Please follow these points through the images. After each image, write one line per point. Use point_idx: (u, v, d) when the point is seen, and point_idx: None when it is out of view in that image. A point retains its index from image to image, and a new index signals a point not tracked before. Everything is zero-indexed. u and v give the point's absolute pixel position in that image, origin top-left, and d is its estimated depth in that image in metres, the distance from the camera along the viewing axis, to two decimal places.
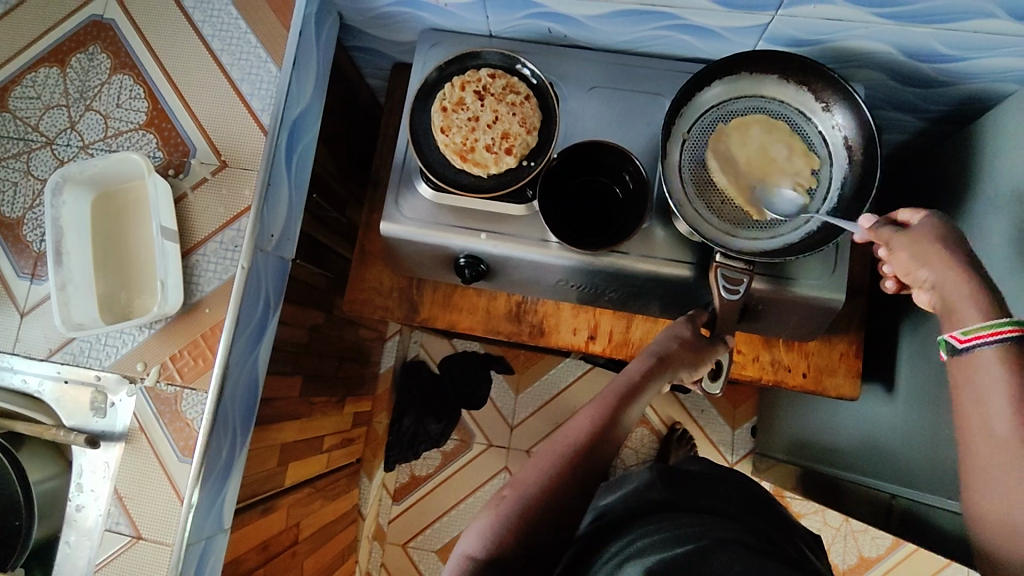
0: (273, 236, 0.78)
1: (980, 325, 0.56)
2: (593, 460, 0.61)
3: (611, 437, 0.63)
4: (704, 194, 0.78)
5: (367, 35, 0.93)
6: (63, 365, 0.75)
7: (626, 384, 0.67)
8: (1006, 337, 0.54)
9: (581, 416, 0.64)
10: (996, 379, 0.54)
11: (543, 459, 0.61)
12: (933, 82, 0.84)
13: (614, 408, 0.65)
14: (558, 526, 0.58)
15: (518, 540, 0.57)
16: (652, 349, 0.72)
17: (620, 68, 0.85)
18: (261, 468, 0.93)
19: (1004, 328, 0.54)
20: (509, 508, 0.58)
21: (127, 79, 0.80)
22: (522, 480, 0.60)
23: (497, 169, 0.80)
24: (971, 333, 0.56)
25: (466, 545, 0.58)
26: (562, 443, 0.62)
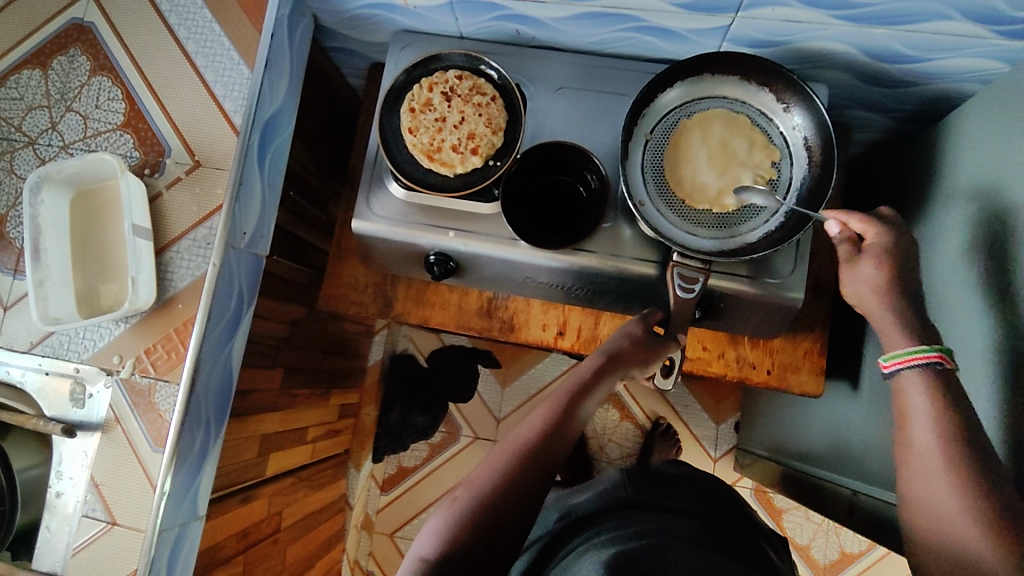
0: (246, 233, 0.81)
1: (904, 351, 0.64)
2: (543, 459, 0.64)
3: (562, 436, 0.66)
4: (665, 194, 0.79)
5: (343, 36, 0.95)
6: (44, 358, 0.79)
7: (577, 383, 0.70)
8: (927, 361, 0.63)
9: (532, 417, 0.67)
10: (921, 398, 0.62)
11: (494, 460, 0.64)
12: (898, 83, 0.84)
13: (565, 407, 0.67)
14: (509, 525, 0.60)
15: (469, 539, 0.59)
16: (604, 348, 0.74)
17: (588, 69, 0.86)
18: (241, 458, 0.96)
19: (926, 354, 0.63)
20: (462, 509, 0.61)
21: (105, 81, 0.83)
22: (475, 481, 0.63)
23: (463, 169, 0.81)
24: (897, 358, 0.65)
25: (420, 548, 0.60)
26: (513, 444, 0.65)
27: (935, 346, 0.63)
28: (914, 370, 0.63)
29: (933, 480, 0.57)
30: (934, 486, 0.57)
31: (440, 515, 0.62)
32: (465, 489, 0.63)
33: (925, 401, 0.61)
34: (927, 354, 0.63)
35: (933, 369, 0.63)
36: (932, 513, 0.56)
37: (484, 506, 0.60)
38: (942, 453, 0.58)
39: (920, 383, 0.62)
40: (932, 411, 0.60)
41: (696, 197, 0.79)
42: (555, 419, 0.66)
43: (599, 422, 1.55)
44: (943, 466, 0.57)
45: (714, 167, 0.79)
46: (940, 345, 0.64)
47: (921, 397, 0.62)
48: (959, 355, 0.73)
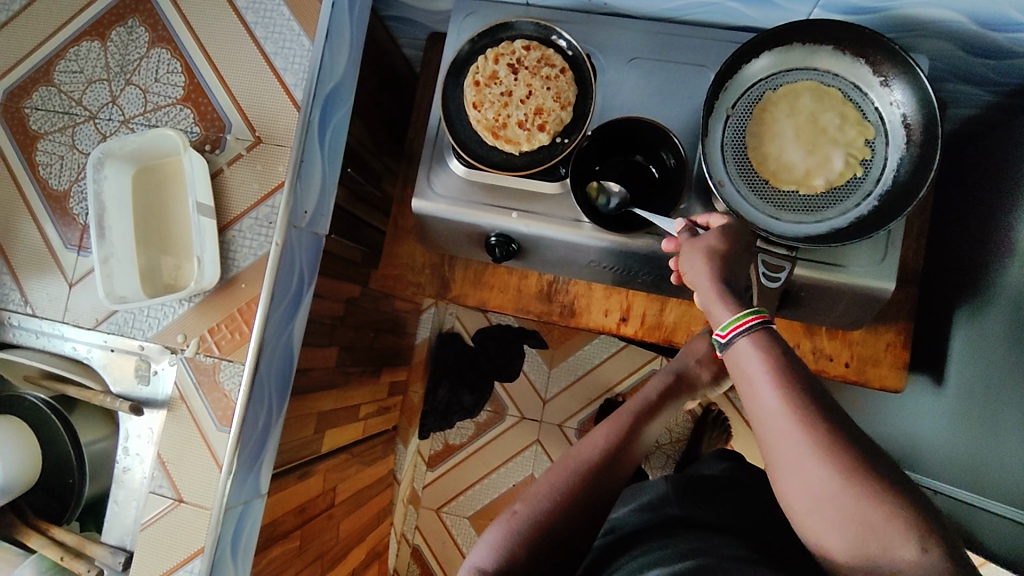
0: (307, 212, 0.79)
1: (732, 318, 0.57)
2: (609, 479, 0.65)
3: (627, 455, 0.67)
4: (746, 174, 0.74)
5: (402, 4, 0.91)
6: (109, 334, 0.79)
7: (645, 403, 0.72)
8: (754, 324, 0.55)
9: (597, 433, 0.68)
10: (755, 363, 0.53)
11: (556, 475, 0.64)
12: (1010, 53, 0.76)
13: (632, 428, 0.69)
14: (568, 544, 0.61)
15: (527, 555, 0.60)
16: (673, 366, 0.77)
17: (664, 38, 0.81)
18: (299, 436, 0.97)
19: (750, 317, 0.55)
20: (521, 524, 0.61)
21: (164, 54, 0.81)
22: (536, 495, 0.63)
23: (529, 147, 0.78)
24: (730, 327, 0.56)
25: (477, 558, 0.61)
26: (577, 458, 0.65)
27: (753, 309, 0.56)
28: (746, 336, 0.55)
29: (793, 460, 0.49)
30: (795, 467, 0.49)
31: (499, 527, 0.62)
32: (525, 502, 0.63)
33: (761, 366, 0.53)
34: (747, 318, 0.56)
35: (761, 331, 0.55)
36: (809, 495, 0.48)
37: (546, 524, 0.61)
38: (787, 425, 0.49)
39: (753, 347, 0.54)
40: (769, 375, 0.52)
41: (781, 175, 0.74)
42: (622, 440, 0.67)
43: None
44: (794, 436, 0.49)
45: (801, 143, 0.74)
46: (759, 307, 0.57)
47: (756, 362, 0.53)
48: None
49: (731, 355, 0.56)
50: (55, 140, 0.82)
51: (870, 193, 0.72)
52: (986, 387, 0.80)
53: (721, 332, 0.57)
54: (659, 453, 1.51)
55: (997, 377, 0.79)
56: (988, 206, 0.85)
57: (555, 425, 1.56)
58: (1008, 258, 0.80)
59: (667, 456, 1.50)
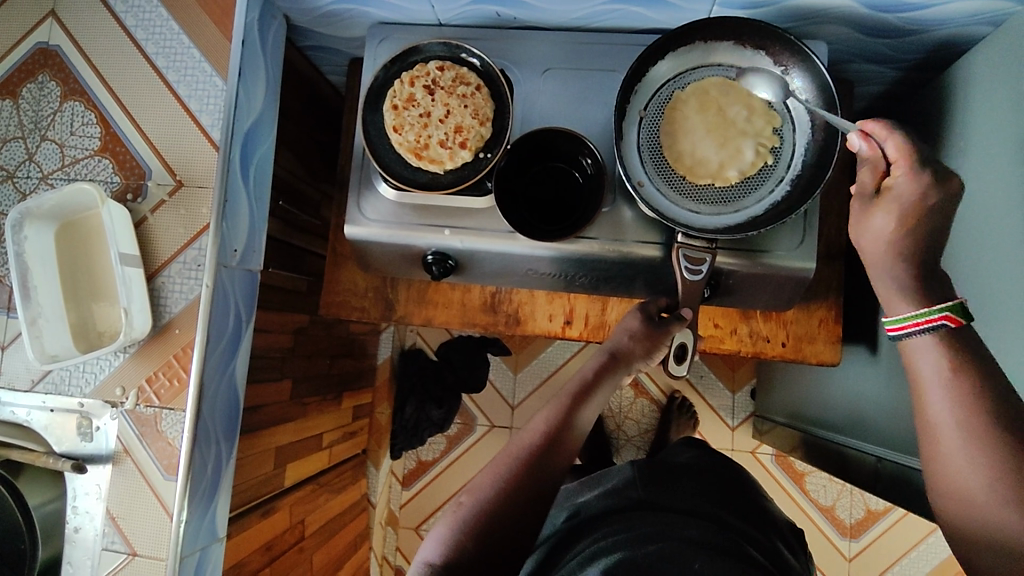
0: (237, 250, 0.78)
1: (913, 313, 0.55)
2: (550, 463, 0.66)
3: (567, 439, 0.68)
4: (665, 172, 0.77)
5: (317, 33, 0.91)
6: (47, 395, 0.78)
7: (580, 385, 0.73)
8: (937, 324, 0.54)
9: (537, 419, 0.70)
10: (931, 361, 0.54)
11: (498, 464, 0.66)
12: (902, 32, 0.79)
13: (568, 409, 0.70)
14: (518, 531, 0.62)
15: (473, 541, 0.60)
16: (607, 346, 0.77)
17: (574, 47, 0.83)
18: (258, 473, 0.96)
19: (937, 315, 0.54)
20: (465, 514, 0.62)
21: (78, 106, 0.80)
22: (479, 486, 0.64)
23: (453, 165, 0.79)
24: (904, 321, 0.56)
25: (426, 553, 0.62)
26: (518, 447, 0.67)
27: (943, 306, 0.54)
28: (925, 336, 0.55)
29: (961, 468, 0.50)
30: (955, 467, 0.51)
31: (445, 522, 0.63)
32: (469, 494, 0.64)
33: (940, 369, 0.53)
34: (934, 317, 0.54)
35: (942, 332, 0.54)
36: (963, 495, 0.50)
37: (489, 512, 0.62)
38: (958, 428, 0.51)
39: (932, 346, 0.54)
40: (947, 379, 0.52)
41: (697, 169, 0.76)
42: (559, 422, 0.69)
43: (614, 401, 1.54)
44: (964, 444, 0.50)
45: (713, 135, 0.75)
46: (953, 301, 0.54)
47: (932, 363, 0.54)
48: (987, 314, 0.70)
49: (904, 349, 0.57)
50: None
51: (783, 179, 0.75)
52: None
53: (891, 324, 0.57)
54: (630, 446, 1.53)
55: None
56: None
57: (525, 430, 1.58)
58: None
59: (637, 448, 1.53)
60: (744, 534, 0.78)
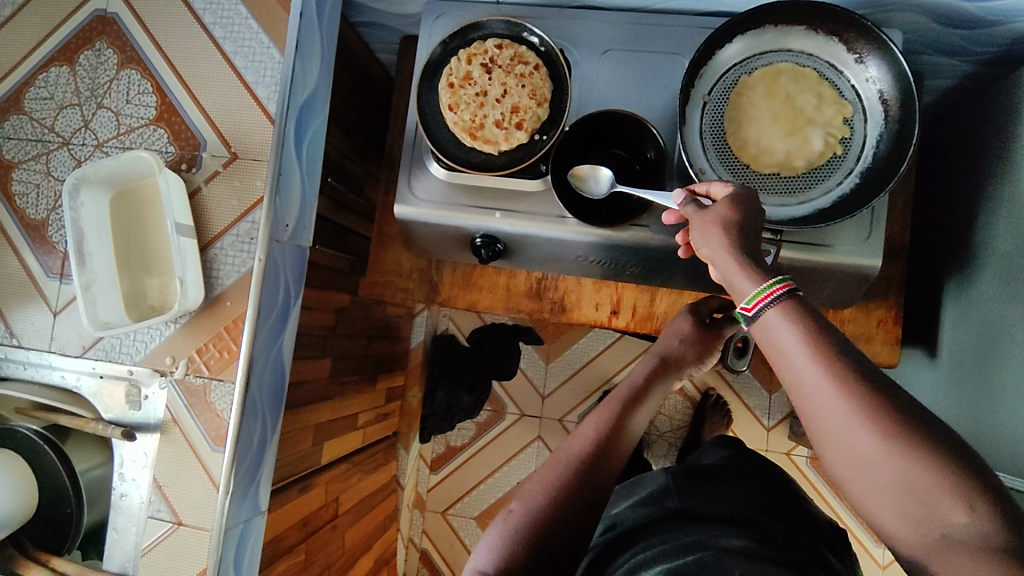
0: (288, 225, 0.78)
1: (758, 289, 0.51)
2: (602, 468, 0.65)
3: (618, 444, 0.68)
4: (727, 160, 0.74)
5: (372, 9, 0.90)
6: (97, 361, 0.79)
7: (631, 390, 0.72)
8: (781, 295, 0.49)
9: (588, 423, 0.70)
10: (786, 333, 0.48)
11: (550, 471, 0.65)
12: (983, 22, 0.76)
13: (620, 415, 0.70)
14: (570, 543, 0.61)
15: (528, 552, 0.59)
16: (656, 350, 0.77)
17: (636, 28, 0.80)
18: (297, 450, 0.96)
19: (777, 286, 0.50)
20: (519, 523, 0.61)
21: (134, 74, 0.80)
22: (530, 493, 0.63)
23: (508, 146, 0.77)
24: (755, 299, 0.50)
25: (476, 562, 0.60)
26: (570, 452, 0.66)
27: (782, 277, 0.50)
28: (772, 310, 0.49)
29: (844, 433, 0.44)
30: (844, 446, 0.44)
31: (497, 529, 0.61)
32: (520, 502, 0.63)
33: (794, 337, 0.48)
34: (774, 289, 0.50)
35: (790, 304, 0.49)
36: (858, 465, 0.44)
37: (541, 519, 0.61)
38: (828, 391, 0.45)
39: (783, 319, 0.49)
40: (807, 346, 0.47)
41: (762, 158, 0.73)
42: (611, 426, 0.68)
43: None
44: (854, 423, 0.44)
45: (780, 124, 0.73)
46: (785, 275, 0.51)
47: (788, 334, 0.48)
48: None
49: (758, 330, 0.51)
50: (29, 168, 0.82)
51: (851, 171, 0.72)
52: (983, 355, 0.80)
53: (746, 306, 0.51)
54: (661, 442, 1.51)
55: (991, 349, 0.78)
56: (974, 176, 0.85)
57: (556, 421, 1.56)
58: (994, 227, 0.80)
59: (669, 444, 1.51)
60: (791, 541, 0.75)
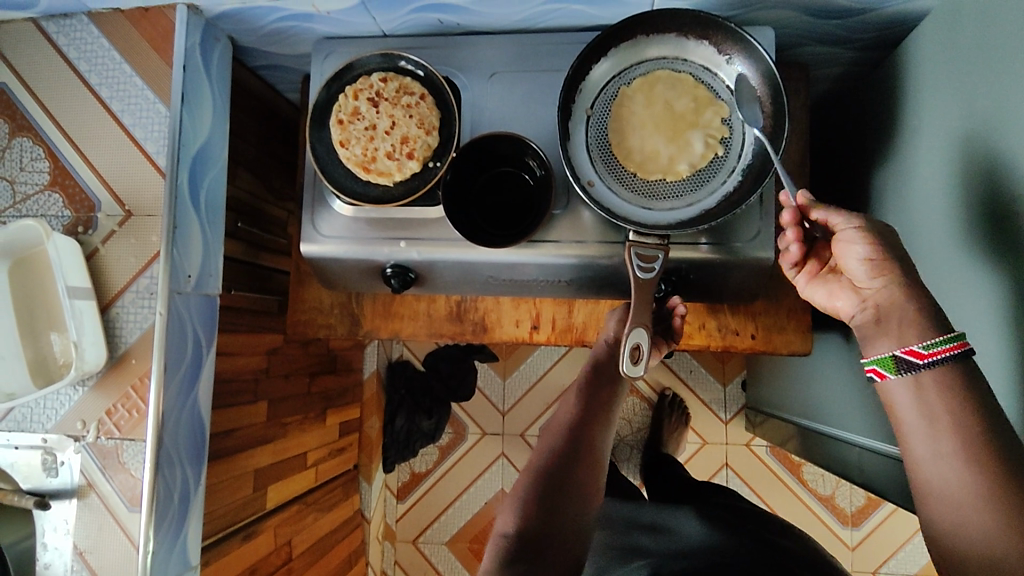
0: (190, 276, 0.79)
1: (931, 341, 0.56)
2: (575, 450, 0.72)
3: (588, 427, 0.74)
4: (614, 169, 0.76)
5: (266, 53, 0.90)
6: (10, 433, 0.78)
7: (589, 374, 0.78)
8: (953, 354, 0.56)
9: (558, 416, 0.77)
10: (911, 401, 0.57)
11: (532, 464, 0.73)
12: (853, 12, 0.77)
13: (586, 399, 0.76)
14: (559, 524, 0.69)
15: (532, 521, 0.68)
16: (606, 334, 0.81)
17: (520, 50, 0.82)
18: (234, 498, 0.95)
19: (952, 345, 0.56)
20: (519, 505, 0.69)
21: (26, 141, 0.80)
22: (521, 480, 0.72)
23: (401, 176, 0.78)
24: (929, 350, 0.56)
25: (499, 527, 0.70)
26: (546, 444, 0.74)
27: (957, 335, 0.56)
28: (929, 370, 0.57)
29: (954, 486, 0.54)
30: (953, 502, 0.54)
31: (506, 505, 0.71)
32: (516, 488, 0.72)
33: (918, 408, 0.57)
34: (944, 347, 0.56)
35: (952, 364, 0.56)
36: (960, 520, 0.53)
37: (531, 501, 0.69)
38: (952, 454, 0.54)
39: (911, 388, 0.57)
40: (929, 415, 0.56)
41: (647, 165, 0.75)
42: (590, 434, 0.74)
43: None
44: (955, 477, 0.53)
45: (662, 133, 0.74)
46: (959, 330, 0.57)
47: (913, 407, 0.57)
48: (949, 296, 0.67)
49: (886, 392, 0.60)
50: None
51: (734, 169, 0.74)
52: None
53: (917, 352, 0.57)
54: (623, 445, 1.52)
55: None
56: (868, 159, 0.87)
57: (517, 435, 1.56)
58: (887, 209, 0.82)
59: (630, 447, 1.51)
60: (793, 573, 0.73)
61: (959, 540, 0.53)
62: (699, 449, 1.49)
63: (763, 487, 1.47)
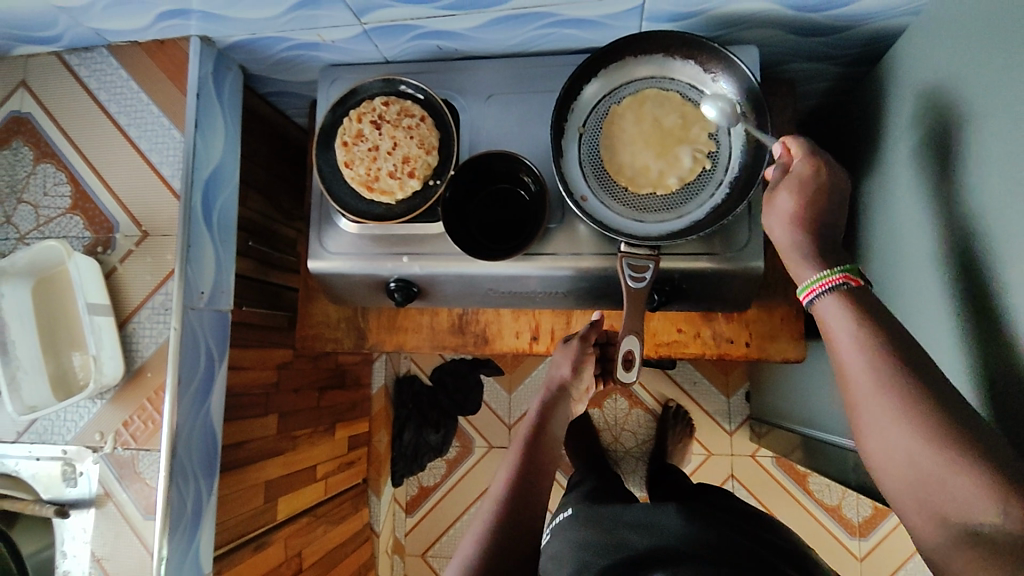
0: (203, 292, 0.83)
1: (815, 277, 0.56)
2: (532, 490, 0.71)
3: (537, 467, 0.73)
4: (607, 185, 0.79)
5: (275, 80, 0.95)
6: (32, 444, 0.81)
7: (533, 420, 0.79)
8: (836, 283, 0.54)
9: (506, 463, 0.75)
10: (843, 324, 0.52)
11: (482, 512, 0.70)
12: (834, 30, 0.80)
13: (531, 442, 0.76)
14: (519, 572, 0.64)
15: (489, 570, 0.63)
16: (548, 381, 0.83)
17: (515, 73, 0.86)
18: (246, 509, 0.98)
19: (832, 277, 0.55)
20: (472, 549, 0.65)
21: (49, 168, 0.84)
22: (475, 526, 0.68)
23: (403, 194, 0.82)
24: (809, 287, 0.56)
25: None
26: (495, 490, 0.71)
27: (839, 268, 0.55)
28: (829, 298, 0.55)
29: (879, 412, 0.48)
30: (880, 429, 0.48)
31: (457, 559, 0.66)
32: (470, 533, 0.68)
33: (848, 325, 0.52)
34: (832, 278, 0.55)
35: (844, 292, 0.54)
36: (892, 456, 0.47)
37: (501, 517, 0.67)
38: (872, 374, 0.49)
39: (841, 308, 0.53)
40: (855, 336, 0.51)
41: (638, 180, 0.78)
42: (538, 468, 0.73)
43: (610, 413, 1.55)
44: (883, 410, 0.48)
45: (652, 149, 0.77)
46: (848, 265, 0.56)
47: (845, 327, 0.52)
48: (930, 301, 0.69)
49: (819, 317, 0.55)
50: None
51: (722, 181, 0.77)
52: None
53: (800, 294, 0.57)
54: (629, 457, 1.52)
55: None
56: (855, 170, 0.89)
57: None
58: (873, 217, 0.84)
59: (636, 459, 1.52)
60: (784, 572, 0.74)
61: (893, 472, 0.47)
62: (704, 460, 1.50)
63: (769, 498, 1.47)
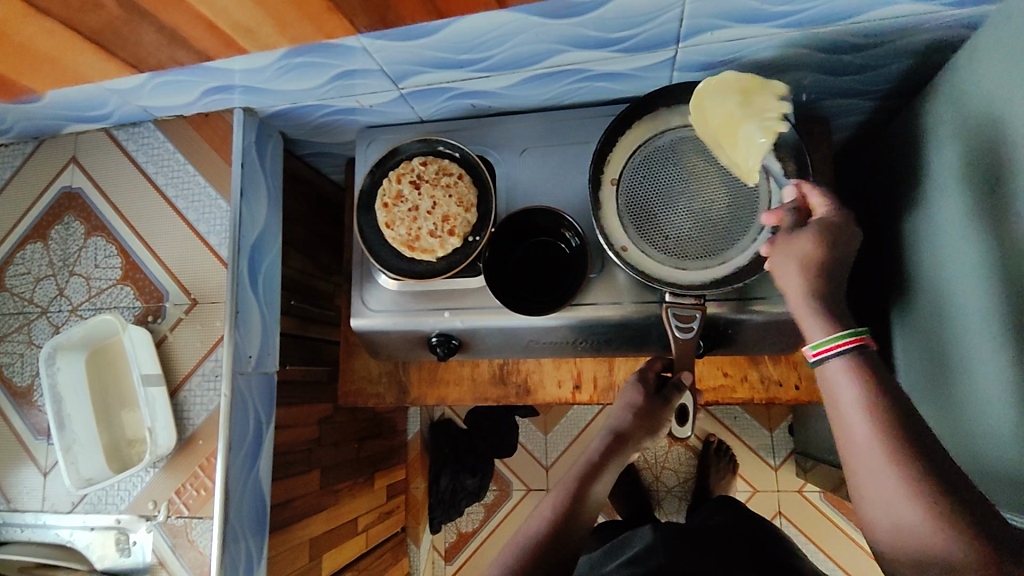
0: (251, 356, 0.84)
1: (828, 338, 0.56)
2: (567, 534, 0.69)
3: (579, 515, 0.70)
4: (647, 234, 0.79)
5: (313, 142, 0.97)
6: (87, 514, 0.82)
7: (586, 466, 0.74)
8: (851, 348, 0.55)
9: (545, 504, 0.72)
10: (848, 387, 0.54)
11: (507, 551, 0.68)
12: (867, 68, 0.80)
13: (579, 488, 0.72)
14: None
15: None
16: (611, 424, 0.77)
17: (549, 126, 0.87)
18: (292, 568, 0.98)
19: (846, 340, 0.55)
20: None
21: (100, 241, 0.87)
22: (499, 560, 0.68)
23: (445, 252, 0.82)
24: (823, 346, 0.56)
25: None
26: (524, 533, 0.69)
27: (854, 331, 0.56)
28: (839, 360, 0.55)
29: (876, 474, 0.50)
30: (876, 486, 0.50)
31: None
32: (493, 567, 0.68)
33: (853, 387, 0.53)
34: (845, 341, 0.55)
35: (858, 356, 0.55)
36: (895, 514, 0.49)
37: (528, 559, 0.66)
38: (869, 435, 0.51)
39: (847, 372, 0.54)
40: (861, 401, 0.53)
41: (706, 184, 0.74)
42: (578, 517, 0.70)
43: (650, 451, 1.52)
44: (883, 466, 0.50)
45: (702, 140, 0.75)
46: (859, 329, 0.56)
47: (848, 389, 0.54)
48: (986, 340, 0.68)
49: (823, 372, 0.57)
50: (13, 339, 0.87)
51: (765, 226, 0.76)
52: (931, 378, 0.81)
53: (812, 350, 0.57)
54: (671, 497, 1.49)
55: (934, 370, 0.80)
56: (895, 205, 0.89)
57: None
58: (918, 252, 0.83)
59: (679, 499, 1.49)
60: None
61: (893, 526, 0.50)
62: (749, 498, 1.46)
63: (820, 535, 1.42)
